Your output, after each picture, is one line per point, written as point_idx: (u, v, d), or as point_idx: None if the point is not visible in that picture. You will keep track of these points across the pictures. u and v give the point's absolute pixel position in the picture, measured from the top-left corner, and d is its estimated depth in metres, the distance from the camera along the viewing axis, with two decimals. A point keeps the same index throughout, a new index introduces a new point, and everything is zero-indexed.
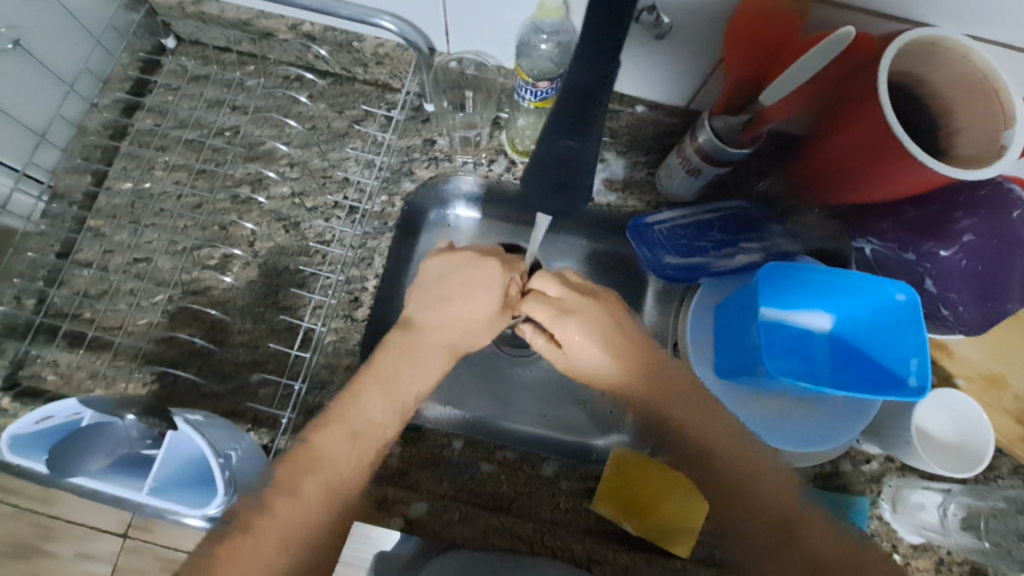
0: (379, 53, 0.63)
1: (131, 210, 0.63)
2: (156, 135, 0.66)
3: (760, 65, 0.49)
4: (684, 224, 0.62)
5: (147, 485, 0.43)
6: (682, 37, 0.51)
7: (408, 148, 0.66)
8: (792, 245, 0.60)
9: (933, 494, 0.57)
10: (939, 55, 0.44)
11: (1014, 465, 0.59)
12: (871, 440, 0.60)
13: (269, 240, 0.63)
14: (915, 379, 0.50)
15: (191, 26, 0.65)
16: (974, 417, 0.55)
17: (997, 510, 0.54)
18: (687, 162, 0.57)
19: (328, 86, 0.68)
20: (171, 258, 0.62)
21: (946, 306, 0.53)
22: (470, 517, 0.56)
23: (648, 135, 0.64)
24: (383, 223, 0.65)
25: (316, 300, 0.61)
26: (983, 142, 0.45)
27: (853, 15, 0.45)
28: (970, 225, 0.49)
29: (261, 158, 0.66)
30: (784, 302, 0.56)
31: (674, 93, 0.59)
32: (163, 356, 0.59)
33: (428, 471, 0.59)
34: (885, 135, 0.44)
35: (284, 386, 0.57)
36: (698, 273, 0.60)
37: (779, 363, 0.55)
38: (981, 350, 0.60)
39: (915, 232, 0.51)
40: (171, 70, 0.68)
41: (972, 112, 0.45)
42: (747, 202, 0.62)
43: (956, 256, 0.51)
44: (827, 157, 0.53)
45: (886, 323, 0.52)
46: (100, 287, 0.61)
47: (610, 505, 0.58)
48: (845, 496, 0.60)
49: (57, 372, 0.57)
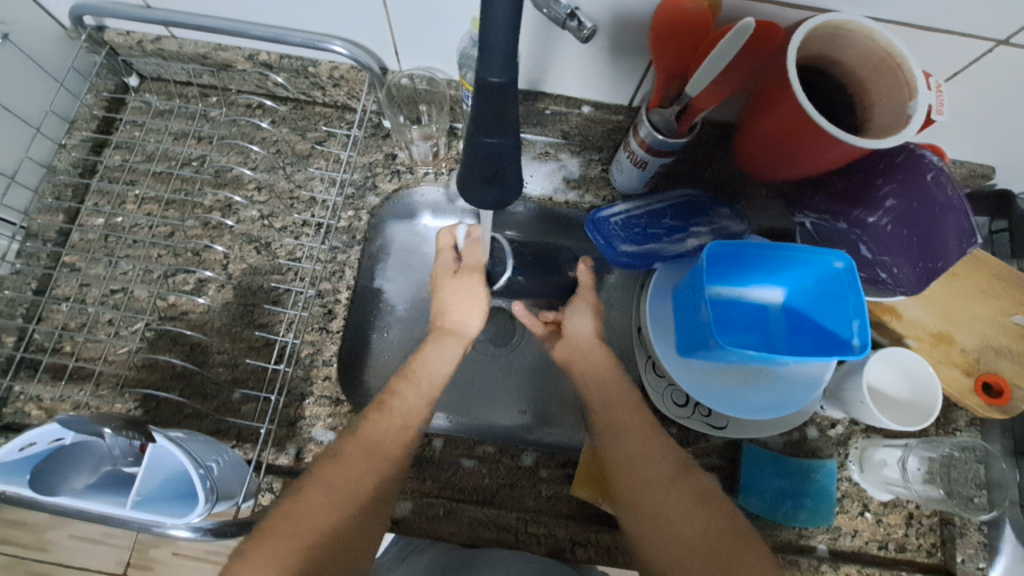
0: (335, 75, 0.65)
1: (105, 244, 0.65)
2: (125, 170, 0.68)
3: (685, 59, 0.52)
4: (638, 214, 0.65)
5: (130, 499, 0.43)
6: (614, 35, 0.54)
7: (371, 163, 0.70)
8: (739, 226, 0.63)
9: (893, 450, 0.60)
10: (843, 39, 0.48)
11: (969, 418, 0.63)
12: (834, 405, 0.62)
13: (242, 262, 0.65)
14: (857, 339, 0.52)
15: (152, 63, 0.68)
16: (924, 375, 0.57)
17: (955, 460, 0.58)
18: (634, 156, 0.60)
19: (290, 111, 0.71)
20: (147, 286, 0.64)
21: (882, 269, 0.57)
22: (455, 511, 0.58)
23: (597, 132, 0.67)
24: (351, 237, 0.68)
25: (290, 315, 0.63)
26: (894, 113, 0.49)
27: (763, 7, 0.49)
28: (890, 191, 0.54)
29: (229, 185, 0.68)
30: (734, 280, 0.59)
31: (616, 92, 0.62)
32: (146, 381, 0.60)
33: (413, 472, 0.61)
34: (804, 114, 0.48)
35: (264, 400, 0.60)
36: (652, 258, 0.63)
37: (736, 337, 0.58)
38: (932, 309, 0.63)
39: (843, 203, 0.57)
40: (137, 107, 0.71)
41: (882, 86, 0.49)
42: (698, 189, 0.66)
43: (881, 221, 0.56)
44: (759, 139, 0.56)
45: (829, 290, 0.55)
46: (79, 320, 0.62)
47: (587, 490, 0.60)
48: (814, 461, 0.62)
49: (41, 407, 0.59)
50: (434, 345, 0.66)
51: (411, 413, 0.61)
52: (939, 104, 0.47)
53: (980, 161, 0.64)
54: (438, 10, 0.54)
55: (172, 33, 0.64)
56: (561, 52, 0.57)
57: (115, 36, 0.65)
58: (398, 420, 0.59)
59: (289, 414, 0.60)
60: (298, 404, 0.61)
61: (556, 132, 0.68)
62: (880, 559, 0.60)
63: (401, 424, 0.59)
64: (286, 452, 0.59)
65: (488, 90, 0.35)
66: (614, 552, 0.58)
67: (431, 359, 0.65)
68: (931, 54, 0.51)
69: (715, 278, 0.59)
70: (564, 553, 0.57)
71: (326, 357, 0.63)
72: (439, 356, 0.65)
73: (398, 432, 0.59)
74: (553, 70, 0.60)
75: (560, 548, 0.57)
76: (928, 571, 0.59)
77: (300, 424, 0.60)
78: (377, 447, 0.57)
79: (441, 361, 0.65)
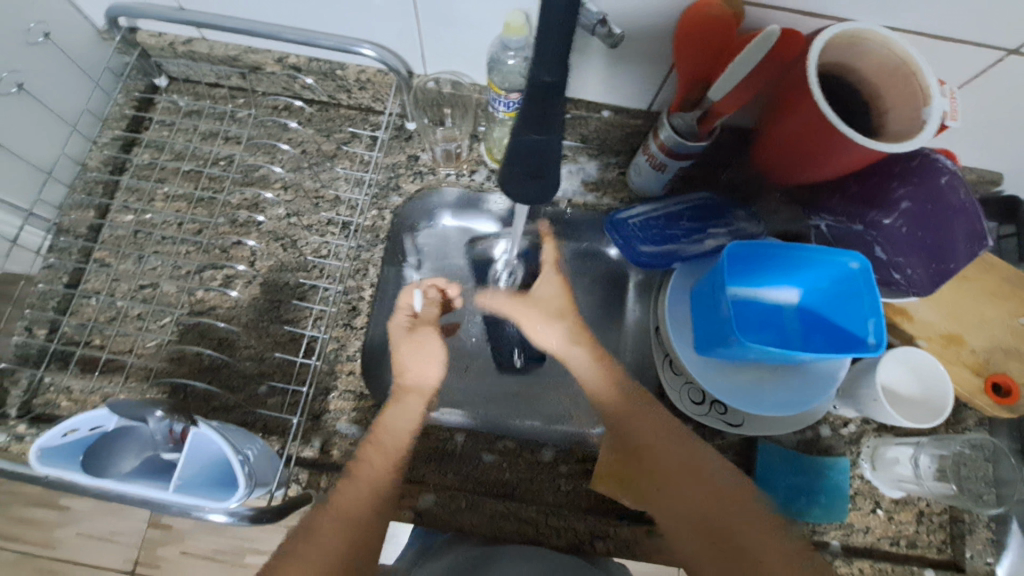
0: (362, 79, 0.67)
1: (135, 240, 0.67)
2: (154, 168, 0.70)
3: (708, 64, 0.54)
4: (655, 215, 0.67)
5: (174, 483, 0.44)
6: (639, 41, 0.56)
7: (394, 164, 0.71)
8: (756, 228, 0.64)
9: (905, 449, 0.61)
10: (862, 47, 0.50)
11: (979, 417, 0.65)
12: (847, 403, 0.63)
13: (268, 259, 0.67)
14: (873, 338, 0.53)
15: (183, 65, 0.70)
16: (935, 374, 0.59)
17: (964, 458, 0.60)
18: (654, 159, 0.62)
19: (315, 112, 0.73)
20: (176, 282, 0.65)
21: (895, 270, 0.58)
22: (477, 504, 0.59)
23: (617, 136, 0.69)
24: (375, 235, 0.69)
25: (317, 311, 0.64)
26: (908, 120, 0.51)
27: (787, 15, 0.51)
28: (905, 193, 0.56)
29: (256, 183, 0.70)
30: (752, 280, 0.61)
31: (636, 97, 0.64)
32: (175, 373, 0.62)
33: (434, 466, 0.62)
34: (824, 120, 0.49)
35: (291, 393, 0.61)
36: (670, 258, 0.65)
37: (753, 335, 0.60)
38: (943, 311, 0.64)
39: (860, 204, 0.59)
40: (165, 107, 0.72)
41: (898, 92, 0.51)
42: (715, 192, 0.67)
43: (897, 223, 0.57)
44: (777, 144, 0.58)
45: (845, 291, 0.57)
46: (109, 313, 0.64)
47: (607, 484, 0.61)
48: (827, 459, 0.63)
49: (71, 398, 0.60)
50: (395, 404, 0.63)
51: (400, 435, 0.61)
52: (953, 111, 0.49)
53: (988, 167, 0.66)
54: (468, 15, 0.56)
55: (204, 35, 0.66)
56: (587, 57, 0.59)
57: (148, 37, 0.66)
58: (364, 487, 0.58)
59: (313, 407, 0.61)
60: (324, 398, 0.62)
61: (576, 135, 0.70)
62: (892, 555, 0.61)
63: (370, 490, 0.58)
64: (311, 445, 0.60)
65: (541, 89, 0.37)
66: (632, 546, 0.59)
67: (397, 420, 0.62)
68: (947, 63, 0.53)
69: (733, 278, 0.60)
70: (584, 546, 0.59)
71: (351, 352, 0.64)
72: (401, 415, 0.62)
73: (363, 501, 0.58)
74: (578, 75, 0.62)
75: (580, 541, 0.59)
76: (939, 567, 0.60)
77: (324, 418, 0.61)
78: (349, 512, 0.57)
79: (402, 419, 0.62)
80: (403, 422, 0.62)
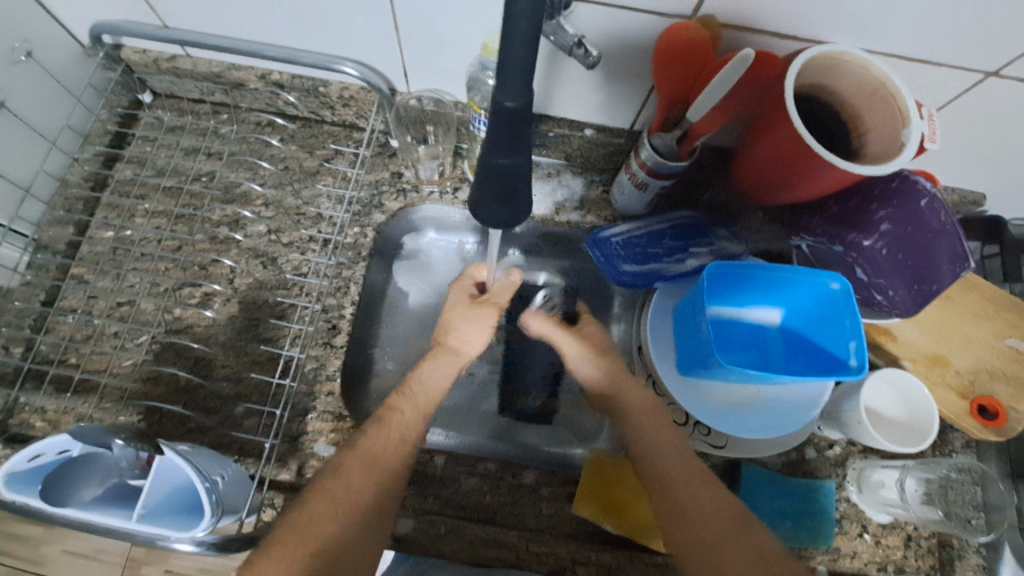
0: (344, 96, 0.67)
1: (114, 257, 0.66)
2: (136, 184, 0.70)
3: (687, 86, 0.54)
4: (638, 234, 0.67)
5: (136, 511, 0.43)
6: (618, 64, 0.56)
7: (377, 182, 0.71)
8: (738, 248, 0.64)
9: (891, 472, 0.60)
10: (840, 69, 0.50)
11: (965, 439, 0.64)
12: (832, 425, 0.62)
13: (248, 276, 0.66)
14: (855, 360, 0.53)
15: (166, 81, 0.70)
16: (919, 395, 0.59)
17: (953, 483, 0.59)
18: (636, 178, 0.62)
19: (299, 129, 0.73)
20: (155, 299, 0.65)
21: (878, 292, 0.58)
22: (457, 530, 0.58)
23: (600, 155, 0.69)
24: (356, 252, 0.69)
25: (296, 329, 0.64)
26: (887, 142, 0.50)
27: (763, 37, 0.51)
28: (886, 215, 0.55)
29: (237, 201, 0.69)
30: (733, 299, 0.60)
31: (619, 115, 0.64)
32: (151, 393, 0.61)
33: (414, 488, 0.61)
34: (802, 141, 0.49)
35: (268, 414, 0.60)
36: (653, 278, 0.64)
37: (736, 354, 0.59)
38: (927, 331, 0.64)
39: (840, 225, 0.57)
40: (149, 123, 0.72)
41: (875, 114, 0.51)
42: (697, 211, 0.67)
43: (877, 245, 0.56)
44: (758, 165, 0.58)
45: (826, 312, 0.56)
46: (85, 331, 0.63)
47: (589, 507, 0.60)
48: (813, 481, 0.62)
49: (45, 418, 0.59)
50: (431, 360, 0.63)
51: (433, 395, 0.61)
52: (931, 133, 0.49)
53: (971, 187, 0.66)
54: (447, 35, 0.56)
55: (187, 52, 0.66)
56: (566, 78, 0.59)
57: (132, 54, 0.66)
58: (394, 436, 0.56)
59: (290, 429, 0.60)
60: (301, 419, 0.61)
61: (559, 153, 0.70)
62: None
63: (399, 440, 0.55)
64: (287, 467, 0.59)
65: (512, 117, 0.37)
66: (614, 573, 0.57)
67: (431, 375, 0.63)
68: (924, 85, 0.53)
69: (713, 298, 0.60)
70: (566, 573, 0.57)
71: (330, 371, 0.63)
72: (435, 372, 0.63)
73: (395, 444, 0.55)
74: (559, 95, 0.62)
75: (562, 567, 0.57)
76: None
77: (301, 439, 0.60)
78: (375, 460, 0.53)
79: (436, 378, 0.63)
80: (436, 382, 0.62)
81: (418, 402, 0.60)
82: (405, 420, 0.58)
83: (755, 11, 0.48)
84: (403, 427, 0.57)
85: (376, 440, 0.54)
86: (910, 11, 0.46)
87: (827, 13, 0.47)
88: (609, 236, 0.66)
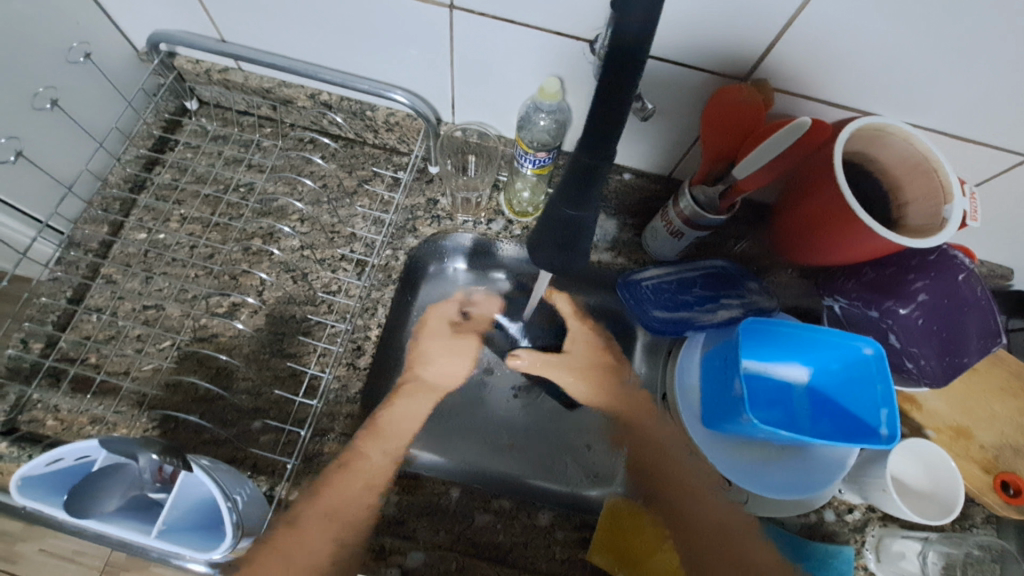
0: (390, 121, 0.68)
1: (145, 259, 0.66)
2: (174, 189, 0.70)
3: (734, 143, 0.55)
4: (668, 280, 0.67)
5: (156, 527, 0.43)
6: (664, 118, 0.58)
7: (413, 207, 0.71)
8: (769, 302, 0.64)
9: (911, 543, 0.59)
10: (885, 140, 0.51)
11: (986, 514, 0.63)
12: (852, 489, 0.61)
13: (277, 290, 0.66)
14: (885, 429, 0.53)
15: (215, 91, 0.71)
16: (943, 463, 0.58)
17: (971, 559, 0.58)
18: (671, 225, 0.62)
19: (340, 148, 0.73)
20: (181, 305, 0.64)
21: (909, 360, 0.59)
22: (467, 569, 0.56)
23: (636, 200, 0.70)
24: (387, 275, 0.69)
25: (322, 347, 0.63)
26: (928, 215, 0.51)
27: (812, 105, 0.53)
28: (923, 286, 0.55)
29: (273, 214, 0.70)
30: (763, 353, 0.60)
31: (660, 162, 0.66)
32: (168, 401, 0.60)
33: (426, 521, 0.60)
34: (848, 209, 0.50)
35: (288, 432, 0.59)
36: (683, 326, 0.65)
37: (764, 410, 0.59)
38: (952, 402, 0.64)
39: (876, 291, 0.57)
40: (193, 130, 0.73)
41: (917, 187, 0.52)
42: (726, 260, 0.67)
43: (913, 314, 0.57)
44: (797, 224, 0.59)
45: (856, 376, 0.57)
46: (109, 332, 0.63)
47: (604, 556, 0.59)
48: (831, 546, 0.60)
49: (57, 417, 0.58)
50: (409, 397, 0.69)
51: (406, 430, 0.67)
52: (973, 211, 0.50)
53: (999, 262, 0.67)
54: (500, 73, 0.58)
55: (240, 66, 0.67)
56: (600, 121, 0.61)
57: (185, 63, 0.67)
58: (360, 481, 0.61)
59: (307, 449, 0.59)
60: (319, 439, 0.60)
61: None
62: None
63: (365, 484, 0.61)
64: (300, 488, 0.57)
65: (580, 168, 0.42)
66: None
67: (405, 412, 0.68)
68: (967, 161, 0.54)
69: (745, 351, 0.60)
70: None
71: (352, 394, 0.63)
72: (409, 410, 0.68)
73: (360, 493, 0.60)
74: None
75: None
76: None
77: (316, 460, 0.59)
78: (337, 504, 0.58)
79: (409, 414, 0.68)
80: (408, 419, 0.68)
81: (390, 445, 0.65)
82: (373, 464, 0.62)
83: (809, 77, 0.49)
84: (371, 473, 0.62)
85: (342, 488, 0.59)
86: (960, 92, 0.47)
87: (879, 86, 0.49)
88: (639, 284, 0.67)
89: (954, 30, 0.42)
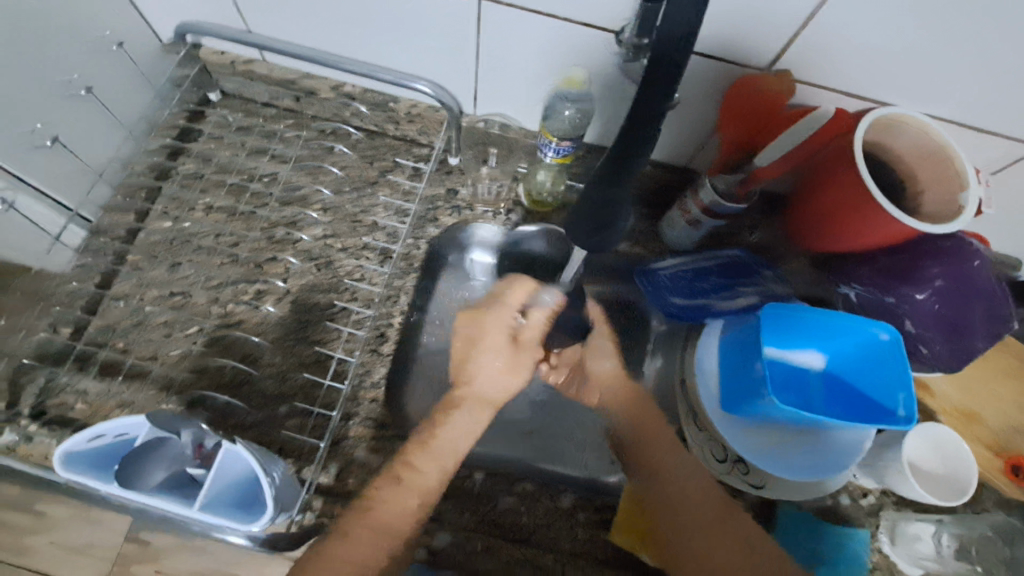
0: (413, 113, 0.70)
1: (170, 247, 0.67)
2: (199, 178, 0.71)
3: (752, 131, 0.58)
4: (684, 270, 0.69)
5: (199, 500, 0.44)
6: (686, 109, 0.59)
7: (433, 197, 0.73)
8: (785, 290, 0.66)
9: (927, 525, 0.60)
10: (902, 131, 0.53)
11: None
12: (867, 473, 0.62)
13: (301, 279, 0.67)
14: (903, 410, 0.54)
15: (238, 83, 0.72)
16: (954, 446, 0.60)
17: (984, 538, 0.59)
18: (689, 214, 0.64)
19: (363, 139, 0.75)
20: (207, 292, 0.65)
21: (923, 345, 0.60)
22: (494, 549, 0.57)
23: (653, 191, 0.71)
24: (409, 264, 0.70)
25: (347, 333, 0.64)
26: (943, 201, 0.53)
27: (830, 96, 0.54)
28: (940, 272, 0.57)
29: (296, 203, 0.71)
30: (783, 339, 0.61)
31: (677, 153, 0.67)
32: (195, 386, 0.61)
33: (451, 504, 0.60)
34: (868, 195, 0.51)
35: (316, 415, 0.60)
36: (703, 313, 0.66)
37: (782, 394, 0.59)
38: (959, 388, 0.66)
39: (893, 277, 0.58)
40: (216, 121, 0.74)
41: (931, 175, 0.54)
42: (741, 250, 0.69)
43: (930, 299, 0.58)
44: (813, 213, 0.60)
45: (874, 361, 0.58)
46: (135, 318, 0.63)
47: (626, 536, 0.60)
48: (847, 528, 0.62)
49: (85, 402, 0.58)
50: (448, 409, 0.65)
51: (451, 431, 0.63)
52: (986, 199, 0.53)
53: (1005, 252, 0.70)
54: (525, 65, 0.59)
55: (266, 57, 0.68)
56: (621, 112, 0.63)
57: (211, 54, 0.69)
58: (406, 497, 0.57)
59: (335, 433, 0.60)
60: (344, 423, 0.61)
61: None
62: None
63: (417, 497, 0.58)
64: (327, 470, 0.59)
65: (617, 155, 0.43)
66: None
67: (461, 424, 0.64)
68: (976, 151, 0.56)
69: (766, 337, 0.60)
70: None
71: (375, 379, 0.64)
72: (455, 422, 0.64)
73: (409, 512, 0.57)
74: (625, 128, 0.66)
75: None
76: None
77: (342, 444, 0.60)
78: (386, 523, 0.55)
79: (451, 422, 0.64)
80: (456, 436, 0.63)
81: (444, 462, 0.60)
82: (427, 480, 0.59)
83: (828, 69, 0.51)
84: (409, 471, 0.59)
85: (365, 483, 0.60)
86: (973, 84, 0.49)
87: (894, 78, 0.50)
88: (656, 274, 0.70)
89: (967, 23, 0.44)
